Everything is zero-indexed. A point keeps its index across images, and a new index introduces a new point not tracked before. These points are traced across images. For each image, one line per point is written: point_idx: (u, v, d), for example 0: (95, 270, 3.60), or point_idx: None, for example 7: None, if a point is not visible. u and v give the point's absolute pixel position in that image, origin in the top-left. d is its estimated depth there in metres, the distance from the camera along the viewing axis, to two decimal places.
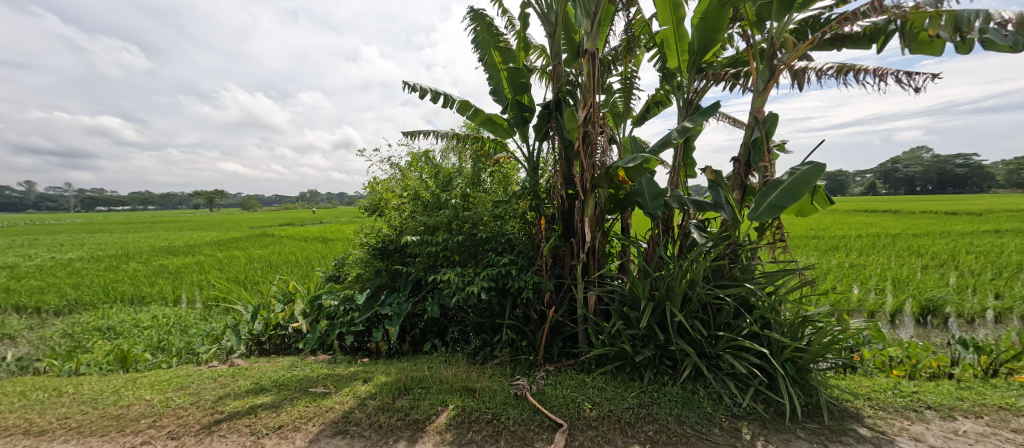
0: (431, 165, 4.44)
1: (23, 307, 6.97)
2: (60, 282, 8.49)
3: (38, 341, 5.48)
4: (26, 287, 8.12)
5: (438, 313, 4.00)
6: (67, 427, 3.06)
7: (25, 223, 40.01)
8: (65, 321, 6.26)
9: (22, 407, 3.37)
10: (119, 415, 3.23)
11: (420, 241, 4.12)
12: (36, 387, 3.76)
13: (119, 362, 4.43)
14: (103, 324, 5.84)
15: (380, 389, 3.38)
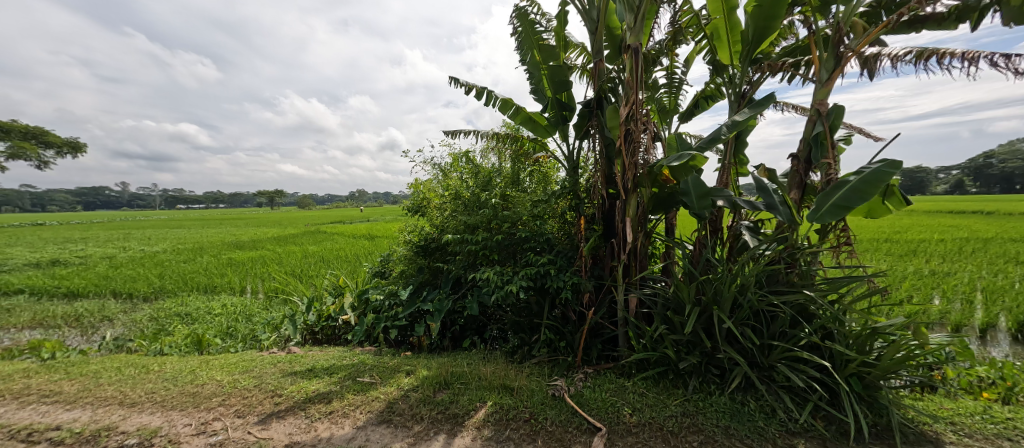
0: (471, 165, 4.49)
1: (117, 292, 7.85)
2: (148, 272, 9.46)
3: (130, 322, 6.14)
4: (121, 275, 9.13)
5: (478, 310, 4.03)
6: (154, 401, 3.40)
7: (119, 219, 45.06)
8: (151, 306, 6.98)
9: (118, 380, 3.79)
10: (195, 392, 3.54)
11: (460, 239, 4.17)
12: (130, 363, 4.21)
13: (195, 345, 4.85)
14: (182, 310, 6.44)
15: (421, 382, 3.46)
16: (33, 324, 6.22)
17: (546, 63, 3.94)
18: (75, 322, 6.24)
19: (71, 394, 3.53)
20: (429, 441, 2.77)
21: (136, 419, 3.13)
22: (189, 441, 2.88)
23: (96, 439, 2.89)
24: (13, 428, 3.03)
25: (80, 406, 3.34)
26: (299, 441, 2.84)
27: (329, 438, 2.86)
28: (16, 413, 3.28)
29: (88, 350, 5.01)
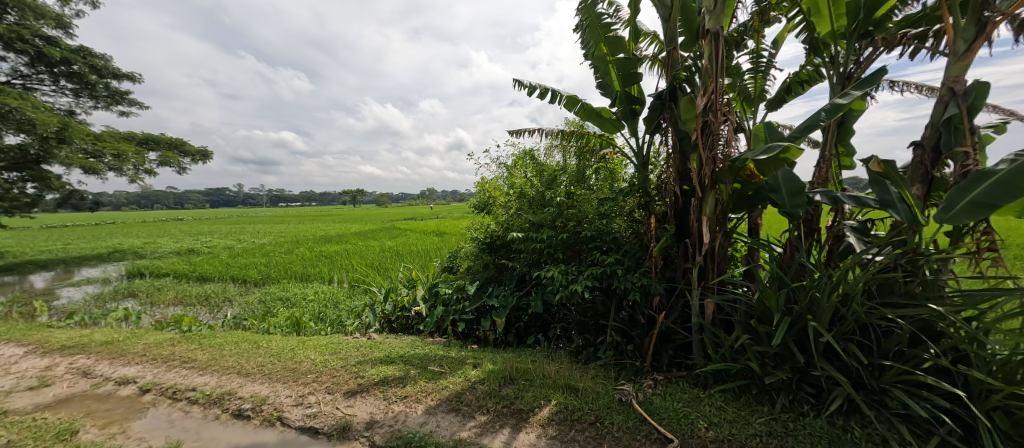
0: (536, 163, 4.46)
1: (235, 277, 9.05)
2: (256, 261, 10.78)
3: (245, 304, 7.05)
4: (236, 263, 10.51)
5: (541, 309, 4.00)
6: (263, 372, 3.88)
7: (233, 216, 52.11)
8: (259, 290, 7.94)
9: (236, 352, 4.36)
10: (294, 368, 3.96)
11: (525, 237, 4.16)
12: (246, 339, 4.82)
13: (293, 327, 5.42)
14: (283, 295, 7.23)
15: (488, 375, 3.52)
16: (175, 302, 7.39)
17: (614, 56, 3.78)
18: (203, 302, 7.30)
19: (203, 362, 4.16)
20: (495, 434, 2.81)
21: (250, 387, 3.65)
22: (289, 410, 3.31)
23: (220, 402, 3.47)
24: (165, 386, 3.73)
25: (209, 373, 3.94)
26: (377, 421, 3.09)
27: (403, 421, 3.07)
28: (164, 375, 3.95)
29: (214, 325, 5.83)
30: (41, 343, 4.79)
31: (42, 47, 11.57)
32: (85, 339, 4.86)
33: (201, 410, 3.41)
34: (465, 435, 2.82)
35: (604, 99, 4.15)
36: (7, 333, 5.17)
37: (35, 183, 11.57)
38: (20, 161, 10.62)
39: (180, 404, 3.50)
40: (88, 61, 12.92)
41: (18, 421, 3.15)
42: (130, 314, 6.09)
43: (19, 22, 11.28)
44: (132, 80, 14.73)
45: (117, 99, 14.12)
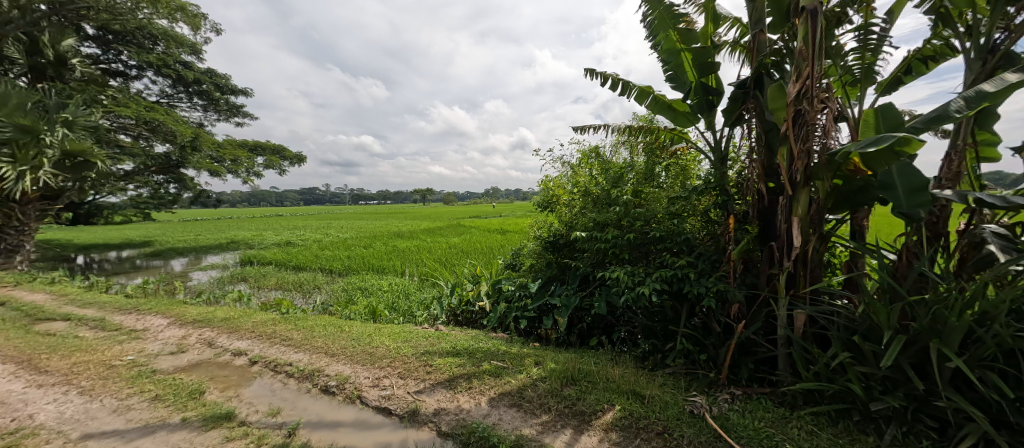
0: (601, 161, 4.32)
1: (322, 267, 9.94)
2: (339, 253, 11.76)
3: (330, 291, 7.71)
4: (322, 255, 11.55)
5: (605, 311, 3.86)
6: (346, 354, 4.21)
7: (319, 213, 57.51)
8: (342, 280, 8.65)
9: (324, 334, 4.77)
10: (371, 352, 4.25)
11: (589, 237, 4.04)
12: (331, 323, 5.26)
13: (370, 315, 5.81)
14: (362, 285, 7.79)
15: (550, 374, 3.48)
16: (275, 287, 8.30)
17: (689, 45, 3.52)
18: (296, 288, 8.11)
19: (298, 340, 4.63)
20: (556, 433, 2.78)
21: (335, 366, 3.99)
22: (368, 391, 3.58)
23: (312, 378, 3.84)
24: (269, 360, 4.21)
25: (303, 351, 4.37)
26: (444, 409, 3.22)
27: (468, 412, 3.16)
28: (268, 350, 4.46)
29: (306, 309, 6.44)
30: (177, 316, 5.65)
31: (180, 70, 13.61)
32: (209, 315, 5.63)
33: (296, 383, 3.80)
34: (527, 432, 2.82)
35: (677, 91, 3.88)
36: (154, 306, 6.18)
37: (175, 183, 13.55)
38: (163, 166, 12.58)
39: (280, 376, 3.92)
40: (214, 80, 14.95)
41: (161, 380, 3.75)
42: (241, 296, 6.95)
43: (165, 51, 13.38)
44: (246, 95, 16.78)
45: (234, 112, 16.16)
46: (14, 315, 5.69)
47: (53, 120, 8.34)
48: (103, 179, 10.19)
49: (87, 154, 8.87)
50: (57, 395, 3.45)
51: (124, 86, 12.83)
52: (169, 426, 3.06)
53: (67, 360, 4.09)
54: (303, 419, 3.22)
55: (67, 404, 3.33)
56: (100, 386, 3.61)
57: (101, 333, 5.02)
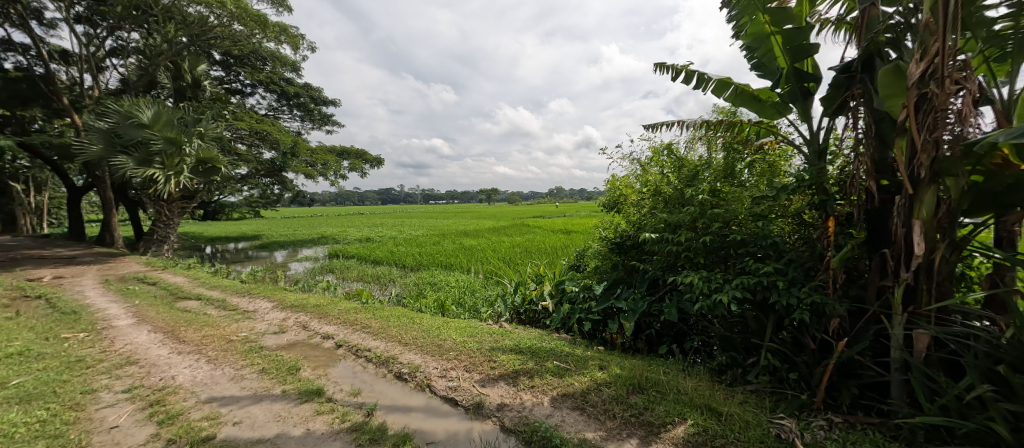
0: (674, 158, 4.06)
1: (397, 262, 10.58)
2: (411, 250, 12.43)
3: (404, 285, 8.18)
4: (396, 251, 12.30)
5: (677, 318, 3.62)
6: (417, 344, 4.41)
7: (394, 212, 61.40)
8: (413, 275, 9.12)
9: (398, 324, 5.05)
10: (439, 344, 4.41)
11: (659, 239, 3.81)
12: (405, 314, 5.55)
13: (439, 309, 6.03)
14: (433, 280, 8.15)
15: (615, 379, 3.34)
16: (357, 279, 9.00)
17: (780, 27, 3.16)
18: (374, 281, 8.71)
19: (376, 329, 4.95)
20: (620, 442, 2.66)
21: (408, 355, 4.20)
22: (436, 380, 3.72)
23: (387, 363, 4.09)
24: (351, 345, 4.55)
25: (380, 338, 4.65)
26: (506, 404, 3.26)
27: (530, 410, 3.16)
28: (351, 335, 4.83)
29: (383, 300, 6.89)
30: (279, 300, 6.37)
31: (284, 86, 15.30)
32: (304, 301, 6.26)
33: (374, 367, 4.07)
34: (590, 436, 2.75)
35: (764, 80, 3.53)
36: (261, 290, 7.03)
37: (279, 185, 15.10)
38: (271, 169, 14.07)
39: (361, 360, 4.22)
40: (310, 93, 16.62)
41: (266, 355, 4.25)
42: (329, 286, 7.62)
43: (272, 70, 15.13)
44: (335, 105, 18.40)
45: (325, 121, 17.77)
46: (162, 293, 6.85)
47: (191, 133, 9.98)
48: (225, 182, 11.82)
49: (215, 162, 10.40)
50: (192, 361, 4.16)
51: (241, 102, 14.73)
52: (271, 396, 3.46)
53: (198, 334, 4.89)
54: (379, 401, 3.42)
55: (198, 369, 3.98)
56: (222, 356, 4.26)
57: (223, 312, 5.85)
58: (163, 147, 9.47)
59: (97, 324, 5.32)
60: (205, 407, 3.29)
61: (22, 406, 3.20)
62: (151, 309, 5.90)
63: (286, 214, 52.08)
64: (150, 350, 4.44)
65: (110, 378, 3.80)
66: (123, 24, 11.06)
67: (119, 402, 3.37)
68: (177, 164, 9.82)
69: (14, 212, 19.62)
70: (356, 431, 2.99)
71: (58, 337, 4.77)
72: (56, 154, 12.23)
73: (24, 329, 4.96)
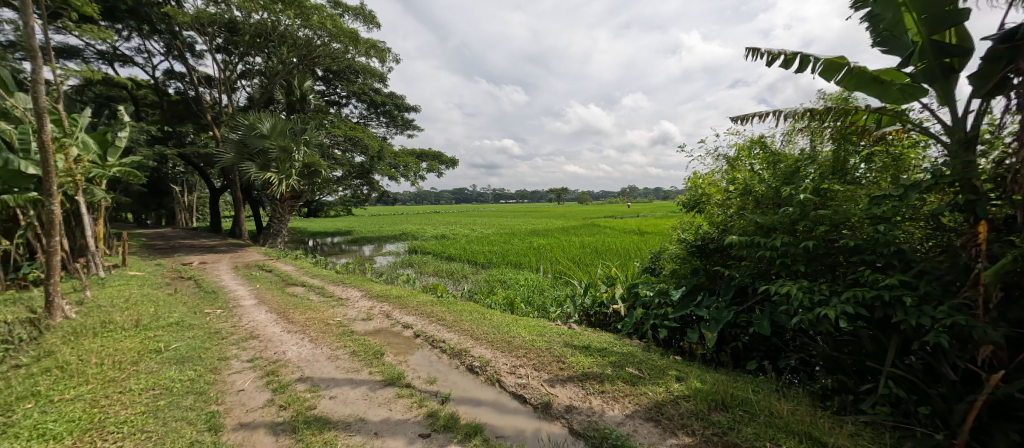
0: (768, 153, 3.63)
1: (469, 259, 10.93)
2: (484, 248, 12.77)
3: (475, 281, 8.41)
4: (469, 248, 12.72)
5: (770, 332, 3.23)
6: (488, 339, 4.48)
7: (467, 210, 63.76)
8: (485, 272, 9.34)
9: (469, 319, 5.18)
10: (509, 341, 4.42)
11: (749, 243, 3.43)
12: (477, 309, 5.67)
13: (508, 306, 6.09)
14: (504, 278, 8.28)
15: (694, 392, 3.09)
16: (433, 274, 9.45)
17: None
18: (449, 276, 9.09)
19: (449, 322, 5.12)
20: None
21: (479, 349, 4.28)
22: (505, 376, 3.73)
23: (460, 356, 4.20)
24: (428, 336, 4.75)
25: (453, 331, 4.80)
26: (575, 407, 3.18)
27: (600, 416, 3.05)
28: (427, 326, 5.04)
29: (456, 294, 7.14)
30: (367, 290, 6.92)
31: (372, 96, 16.60)
32: (387, 291, 6.72)
33: (448, 358, 4.20)
34: None
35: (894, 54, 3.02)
36: (352, 280, 7.70)
37: (367, 186, 16.36)
38: (360, 171, 15.27)
39: (436, 350, 4.39)
40: (395, 101, 17.82)
41: (356, 339, 4.62)
42: (409, 279, 8.10)
43: (364, 81, 16.45)
44: (415, 110, 19.52)
45: (407, 125, 18.91)
46: (275, 279, 7.82)
47: (299, 141, 11.27)
48: (325, 184, 13.15)
49: (318, 165, 11.64)
50: (298, 338, 4.67)
51: (338, 112, 16.26)
52: (360, 376, 3.75)
53: (303, 316, 5.48)
54: (453, 391, 3.53)
55: (303, 347, 4.45)
56: (321, 337, 4.71)
57: (322, 297, 6.50)
58: (278, 154, 10.85)
59: (230, 302, 6.23)
60: (308, 381, 3.67)
61: (178, 366, 3.92)
62: (268, 292, 6.77)
63: (372, 211, 56.76)
64: (266, 327, 5.08)
65: (238, 348, 4.42)
66: (248, 50, 12.88)
67: (245, 370, 3.92)
68: (288, 169, 11.05)
69: (172, 208, 23.85)
70: (432, 416, 3.12)
71: (202, 311, 5.69)
72: (201, 161, 14.64)
73: (179, 304, 6.00)
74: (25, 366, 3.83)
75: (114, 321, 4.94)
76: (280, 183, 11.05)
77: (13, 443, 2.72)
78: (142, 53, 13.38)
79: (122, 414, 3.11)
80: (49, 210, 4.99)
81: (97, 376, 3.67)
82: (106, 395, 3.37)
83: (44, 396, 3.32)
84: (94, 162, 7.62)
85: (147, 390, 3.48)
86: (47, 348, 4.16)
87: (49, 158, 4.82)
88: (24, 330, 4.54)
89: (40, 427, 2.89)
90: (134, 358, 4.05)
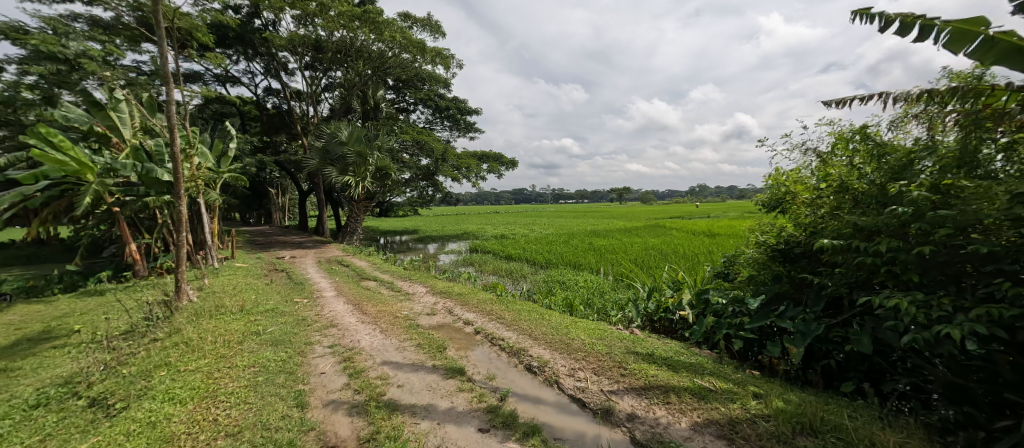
0: (872, 144, 3.16)
1: (529, 258, 10.95)
2: (543, 248, 12.74)
3: (534, 281, 8.36)
4: (529, 248, 12.75)
5: (871, 350, 2.80)
6: (547, 340, 4.40)
7: (526, 211, 64.23)
8: (543, 272, 9.29)
9: (529, 318, 5.14)
10: (569, 342, 4.30)
11: (845, 248, 3.02)
12: (535, 309, 5.62)
13: (567, 308, 5.96)
14: (563, 278, 8.18)
15: (775, 411, 2.78)
16: (492, 273, 9.56)
17: None
18: (509, 275, 9.16)
19: (509, 320, 5.12)
20: None
21: (538, 349, 4.21)
22: (564, 378, 3.64)
23: (519, 355, 4.17)
24: (488, 333, 4.79)
25: (513, 330, 4.79)
26: (638, 416, 3.01)
27: (665, 428, 2.86)
28: (487, 324, 5.09)
29: (515, 294, 7.16)
30: (431, 286, 7.17)
31: (437, 101, 17.27)
32: (450, 288, 6.92)
33: (506, 356, 4.19)
34: None
35: None
36: (418, 277, 8.04)
37: (432, 187, 17.03)
38: (425, 174, 15.93)
39: (496, 348, 4.40)
40: (458, 105, 18.40)
41: (421, 333, 4.77)
42: (470, 277, 8.28)
43: (429, 87, 17.20)
44: (477, 113, 19.98)
45: (469, 128, 19.40)
46: (351, 274, 8.39)
47: (372, 147, 12.04)
48: (395, 186, 13.90)
49: (389, 169, 12.36)
50: (370, 329, 4.95)
51: (406, 118, 17.13)
52: (425, 367, 3.88)
53: (375, 308, 5.80)
54: (512, 389, 3.51)
55: (375, 337, 4.69)
56: (390, 328, 4.95)
57: (391, 292, 6.86)
58: (354, 159, 11.66)
59: (314, 293, 6.81)
60: (379, 369, 3.85)
61: (273, 348, 4.32)
62: (346, 285, 7.29)
63: (436, 211, 59.22)
64: (344, 317, 5.44)
65: (320, 335, 4.77)
66: (330, 65, 13.98)
67: (326, 354, 4.22)
68: (363, 172, 11.80)
69: (267, 208, 26.74)
70: (491, 412, 3.11)
71: (292, 300, 6.26)
72: (291, 167, 16.22)
73: (274, 292, 6.67)
74: (160, 340, 4.51)
75: (223, 305, 5.60)
76: (356, 186, 11.86)
77: (151, 403, 3.25)
78: (247, 73, 15.10)
79: (229, 386, 3.51)
80: (179, 209, 5.67)
81: (212, 352, 4.19)
82: (219, 368, 3.83)
83: (173, 366, 3.88)
84: (211, 169, 8.68)
85: (249, 366, 3.88)
86: (176, 326, 4.85)
87: (178, 166, 5.53)
88: (159, 310, 5.33)
89: (170, 392, 3.41)
90: (240, 338, 4.55)
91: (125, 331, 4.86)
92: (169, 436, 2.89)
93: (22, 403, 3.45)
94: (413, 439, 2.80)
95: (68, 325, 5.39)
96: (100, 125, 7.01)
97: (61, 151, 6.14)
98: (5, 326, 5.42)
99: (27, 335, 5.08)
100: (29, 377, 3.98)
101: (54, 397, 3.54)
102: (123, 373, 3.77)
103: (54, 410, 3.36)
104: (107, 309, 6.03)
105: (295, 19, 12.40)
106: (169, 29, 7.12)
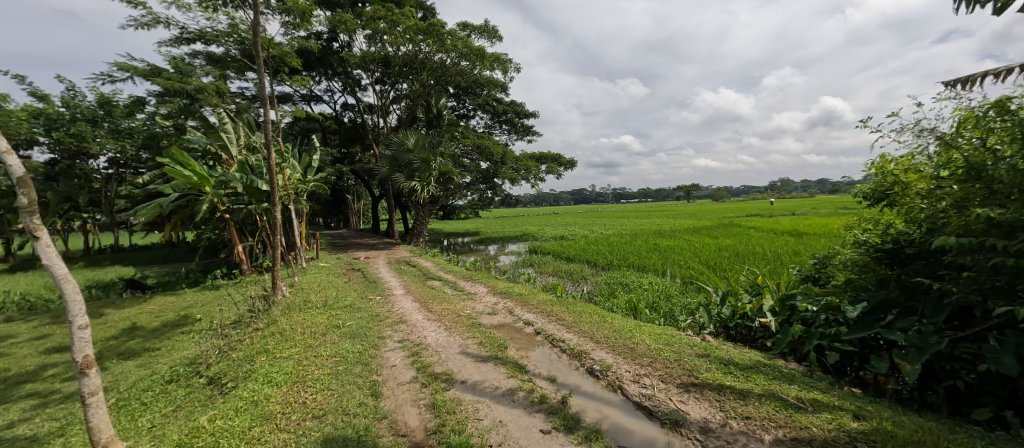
0: (1014, 120, 2.62)
1: (590, 259, 10.70)
2: (605, 248, 12.38)
3: (596, 283, 8.12)
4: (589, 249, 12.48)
5: (1016, 370, 2.30)
6: (609, 344, 4.21)
7: (586, 211, 63.08)
8: (604, 273, 8.98)
9: (591, 320, 4.98)
10: (632, 347, 4.09)
11: (975, 247, 2.53)
12: (597, 311, 5.45)
13: (631, 311, 5.69)
14: (626, 280, 7.84)
15: (883, 436, 2.38)
16: (553, 274, 9.46)
17: None
18: (570, 277, 8.96)
19: (570, 322, 5.00)
20: None
21: (600, 353, 4.05)
22: (628, 384, 3.44)
23: (580, 357, 4.03)
24: (549, 333, 4.72)
25: (573, 332, 4.67)
26: (712, 430, 2.75)
27: (744, 444, 2.58)
28: (547, 325, 5.01)
29: (576, 295, 7.00)
30: (492, 286, 7.24)
31: (495, 106, 17.54)
32: (511, 289, 6.93)
33: (567, 359, 4.08)
34: None
35: None
36: (479, 277, 8.16)
37: (493, 189, 17.30)
38: (486, 176, 16.19)
39: (556, 349, 4.31)
40: (515, 109, 18.50)
41: (483, 332, 4.81)
42: (531, 278, 8.25)
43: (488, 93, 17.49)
44: (536, 116, 19.90)
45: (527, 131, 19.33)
46: (418, 273, 8.75)
47: (435, 153, 12.48)
48: (457, 189, 14.30)
49: (451, 173, 12.71)
50: (435, 326, 5.10)
51: (467, 124, 17.59)
52: (487, 365, 3.87)
53: (440, 307, 5.98)
54: (574, 391, 3.40)
55: (440, 334, 4.83)
56: (455, 326, 5.06)
57: (454, 292, 7.02)
58: (420, 165, 12.19)
59: (385, 290, 7.20)
60: (444, 364, 3.92)
61: (352, 340, 4.61)
62: (413, 284, 7.62)
63: (496, 212, 60.62)
64: (411, 314, 5.67)
65: (391, 330, 5.00)
66: (397, 79, 14.75)
67: (396, 349, 4.39)
68: (427, 178, 12.26)
69: (346, 213, 28.97)
70: (553, 413, 3.02)
71: (368, 297, 6.68)
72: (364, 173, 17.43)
73: (352, 290, 7.15)
74: (260, 329, 5.03)
75: (310, 300, 6.11)
76: (421, 190, 12.37)
77: (254, 384, 3.61)
78: (328, 92, 16.49)
79: (315, 373, 3.79)
80: (275, 214, 6.19)
81: (301, 342, 4.55)
82: (307, 357, 4.15)
83: (271, 353, 4.27)
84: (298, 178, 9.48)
85: (331, 356, 4.16)
86: (272, 317, 5.38)
87: (274, 176, 6.03)
88: (259, 303, 5.96)
89: (268, 375, 3.75)
90: (323, 330, 4.91)
91: (234, 321, 5.47)
92: (267, 415, 3.16)
93: (160, 378, 4.01)
94: (476, 434, 2.78)
95: (192, 313, 6.24)
96: (214, 144, 8.05)
97: (187, 166, 7.14)
98: (146, 313, 6.40)
99: (162, 321, 5.93)
100: (164, 357, 4.62)
101: (182, 374, 4.05)
102: (232, 357, 4.25)
103: (182, 385, 3.86)
104: (220, 301, 6.87)
105: (367, 38, 13.25)
106: (263, 58, 7.78)
